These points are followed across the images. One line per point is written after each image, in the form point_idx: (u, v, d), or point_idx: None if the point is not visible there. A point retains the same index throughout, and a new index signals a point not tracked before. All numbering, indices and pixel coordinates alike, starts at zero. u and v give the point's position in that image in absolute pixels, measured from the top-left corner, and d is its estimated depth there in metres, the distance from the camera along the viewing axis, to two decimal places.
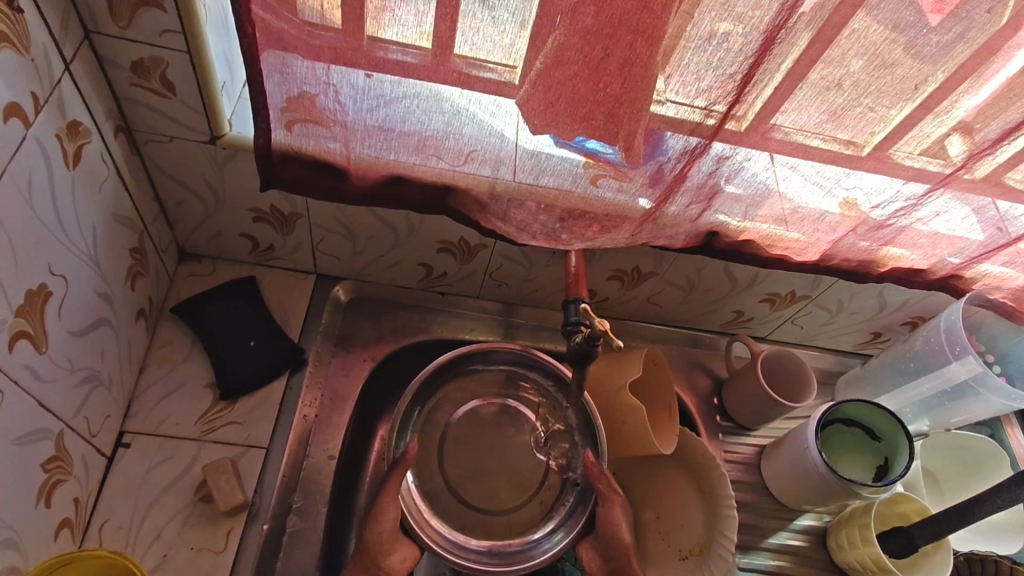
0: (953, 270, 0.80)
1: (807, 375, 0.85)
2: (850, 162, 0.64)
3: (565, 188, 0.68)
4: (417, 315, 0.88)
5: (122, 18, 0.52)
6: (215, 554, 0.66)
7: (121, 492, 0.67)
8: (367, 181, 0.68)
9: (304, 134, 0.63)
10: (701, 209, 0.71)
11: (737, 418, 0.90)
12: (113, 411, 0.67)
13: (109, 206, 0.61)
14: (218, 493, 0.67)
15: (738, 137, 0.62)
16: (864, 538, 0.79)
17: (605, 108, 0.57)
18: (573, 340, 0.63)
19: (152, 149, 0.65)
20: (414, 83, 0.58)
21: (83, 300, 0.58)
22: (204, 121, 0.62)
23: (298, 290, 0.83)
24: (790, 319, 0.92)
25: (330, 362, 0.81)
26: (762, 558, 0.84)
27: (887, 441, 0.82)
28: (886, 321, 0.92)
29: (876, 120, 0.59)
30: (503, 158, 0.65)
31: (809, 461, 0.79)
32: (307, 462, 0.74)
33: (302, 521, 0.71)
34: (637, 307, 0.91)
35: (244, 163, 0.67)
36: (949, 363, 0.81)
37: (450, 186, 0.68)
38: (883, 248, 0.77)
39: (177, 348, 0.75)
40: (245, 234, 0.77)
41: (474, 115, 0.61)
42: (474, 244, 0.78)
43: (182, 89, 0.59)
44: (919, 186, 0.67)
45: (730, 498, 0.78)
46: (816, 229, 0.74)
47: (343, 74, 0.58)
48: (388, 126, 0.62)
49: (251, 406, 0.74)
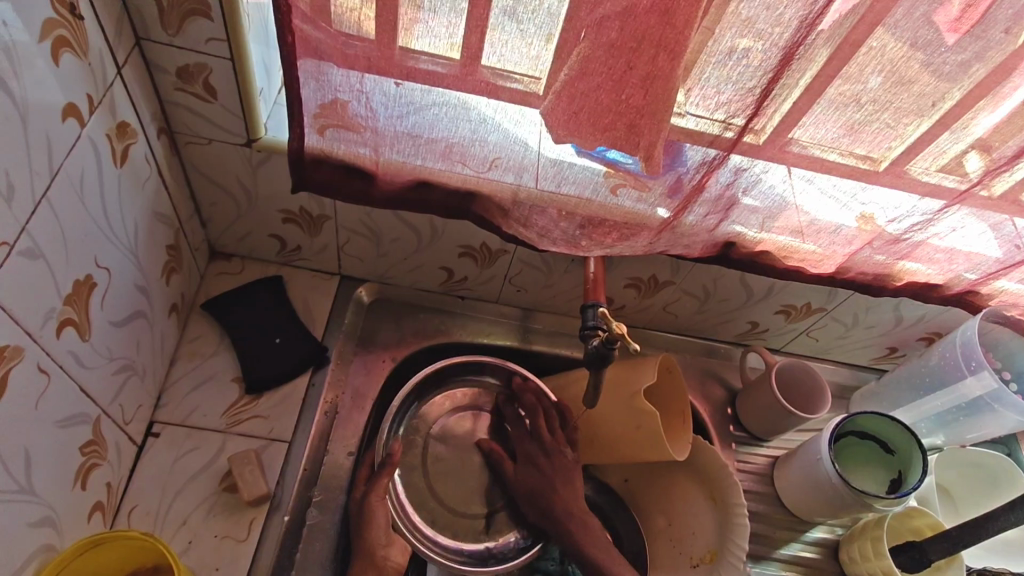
0: (968, 286, 0.80)
1: (821, 388, 0.85)
2: (867, 177, 0.65)
3: (585, 197, 0.70)
4: (436, 317, 0.90)
5: (171, 27, 0.56)
6: (238, 542, 0.68)
7: (150, 478, 0.69)
8: (394, 185, 0.70)
9: (336, 138, 0.66)
10: (719, 219, 0.73)
11: (750, 428, 0.91)
12: (145, 401, 0.70)
13: (150, 204, 0.64)
14: (242, 483, 0.69)
15: (756, 150, 0.63)
16: (877, 551, 0.79)
17: (627, 119, 0.59)
18: (589, 343, 0.64)
19: (190, 151, 0.68)
20: (443, 92, 0.61)
21: (123, 292, 0.61)
22: (242, 125, 0.65)
23: (323, 290, 0.86)
24: (805, 331, 0.93)
25: (351, 361, 0.83)
26: (773, 568, 0.84)
27: (901, 456, 0.82)
28: (902, 336, 0.93)
29: (894, 136, 0.61)
30: (526, 165, 0.67)
31: (822, 472, 0.79)
32: (327, 457, 0.76)
33: (322, 515, 0.73)
34: (652, 315, 0.92)
35: (277, 165, 0.70)
36: (964, 378, 0.81)
37: (473, 192, 0.71)
38: (899, 262, 0.77)
39: (206, 343, 0.78)
40: (275, 234, 0.80)
41: (499, 124, 0.63)
42: (495, 250, 0.80)
43: (223, 94, 0.62)
44: (935, 202, 0.68)
45: (742, 506, 0.78)
46: (832, 242, 0.75)
47: (375, 82, 0.60)
48: (416, 133, 0.65)
49: (275, 401, 0.76)
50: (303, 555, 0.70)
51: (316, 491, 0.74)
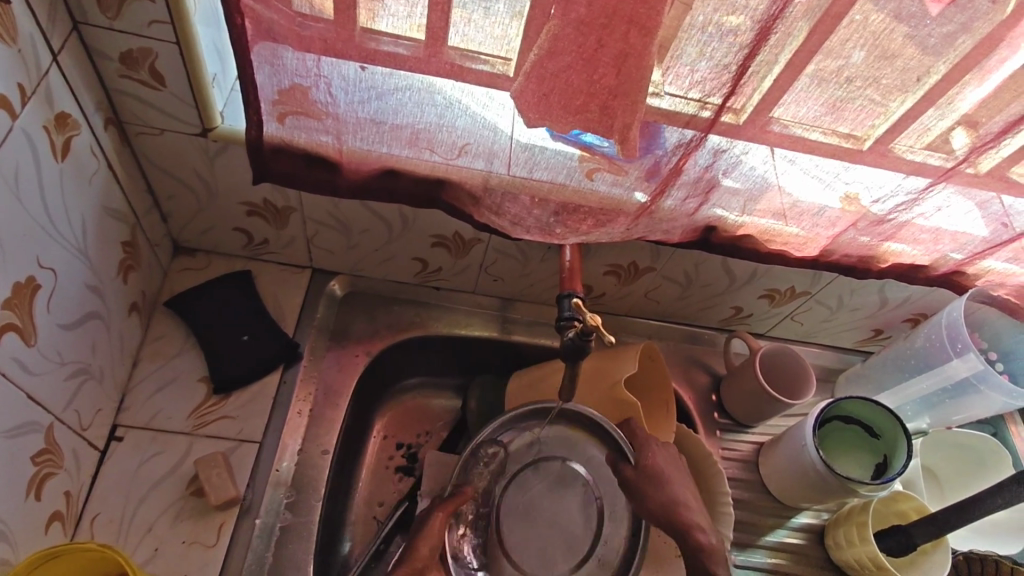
0: (954, 267, 0.78)
1: (806, 373, 0.84)
2: (849, 156, 0.63)
3: (559, 182, 0.67)
4: (412, 309, 0.87)
5: (109, 9, 0.52)
6: (207, 548, 0.66)
7: (114, 485, 0.67)
8: (360, 174, 0.67)
9: (296, 126, 0.63)
10: (698, 203, 0.70)
11: (735, 415, 0.89)
12: (105, 405, 0.67)
13: (99, 199, 0.61)
14: (209, 487, 0.67)
15: (735, 131, 0.61)
16: (862, 536, 0.78)
17: (599, 100, 0.56)
18: (566, 335, 0.62)
19: (143, 142, 0.65)
20: (406, 74, 0.58)
21: (72, 293, 0.58)
22: (195, 114, 0.61)
23: (292, 284, 0.83)
24: (790, 315, 0.91)
25: (324, 356, 0.81)
26: (758, 555, 0.83)
27: (886, 440, 0.80)
28: (887, 318, 0.91)
29: (876, 113, 0.58)
30: (497, 151, 0.64)
31: (806, 458, 0.78)
32: (300, 456, 0.74)
33: (295, 516, 0.71)
34: (634, 302, 0.90)
35: (237, 156, 0.66)
36: (950, 360, 0.80)
37: (443, 180, 0.68)
38: (883, 243, 0.76)
39: (170, 342, 0.75)
40: (239, 228, 0.77)
41: (467, 108, 0.60)
42: (469, 239, 0.78)
43: (172, 80, 0.58)
44: (919, 180, 0.66)
45: (727, 494, 0.77)
46: (814, 224, 0.73)
47: (334, 65, 0.57)
48: (381, 119, 0.62)
49: (245, 400, 0.74)
50: (276, 558, 0.68)
51: (288, 492, 0.71)
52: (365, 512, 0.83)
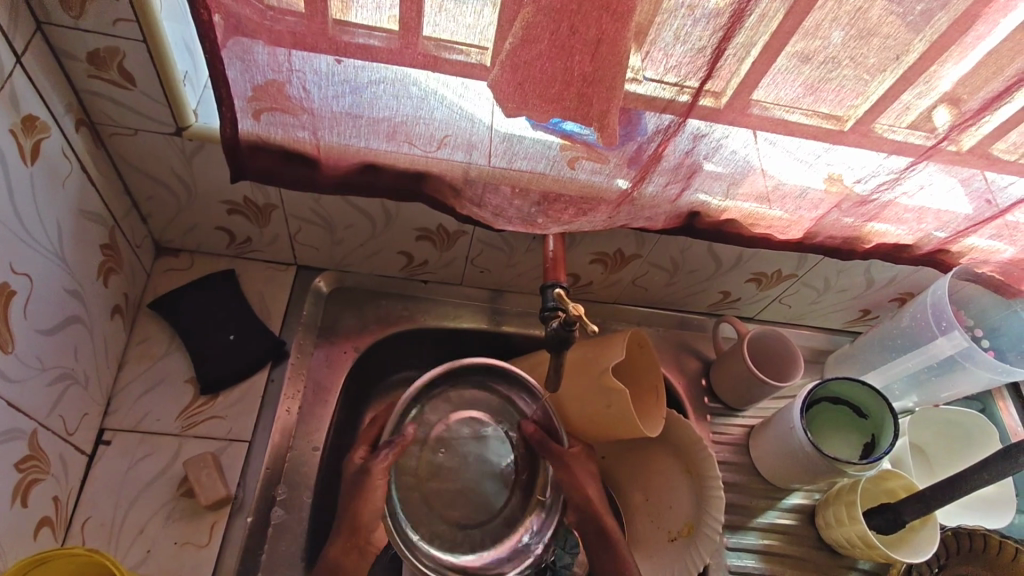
0: (939, 245, 0.78)
1: (794, 356, 0.84)
2: (831, 137, 0.63)
3: (539, 171, 0.66)
4: (399, 303, 0.87)
5: (73, 8, 0.51)
6: (198, 548, 0.66)
7: (103, 489, 0.67)
8: (340, 169, 0.67)
9: (272, 123, 0.62)
10: (680, 188, 0.70)
11: (724, 399, 0.90)
12: (91, 409, 0.67)
13: (74, 202, 0.61)
14: (199, 487, 0.67)
15: (715, 115, 0.60)
16: (851, 515, 0.78)
17: (575, 88, 0.56)
18: (550, 325, 0.62)
19: (117, 143, 0.64)
20: (380, 67, 0.57)
21: (50, 297, 0.58)
22: (168, 113, 0.61)
23: (277, 281, 0.83)
24: (778, 298, 0.92)
25: (312, 353, 0.80)
26: (750, 537, 0.83)
27: (874, 419, 0.81)
28: (874, 298, 0.91)
29: (855, 94, 0.58)
30: (476, 142, 0.63)
31: (795, 440, 0.79)
32: (291, 453, 0.74)
33: (287, 513, 0.71)
34: (622, 290, 0.90)
35: (213, 154, 0.66)
36: (934, 338, 0.81)
37: (423, 173, 0.67)
38: (868, 224, 0.75)
39: (156, 344, 0.75)
40: (221, 227, 0.76)
41: (443, 99, 0.60)
42: (453, 231, 0.77)
43: (142, 80, 0.57)
44: (901, 160, 0.65)
45: (718, 480, 0.77)
46: (798, 207, 0.72)
47: (305, 59, 0.56)
48: (356, 113, 0.61)
49: (233, 399, 0.74)
50: (269, 556, 0.68)
51: (280, 489, 0.71)
52: None
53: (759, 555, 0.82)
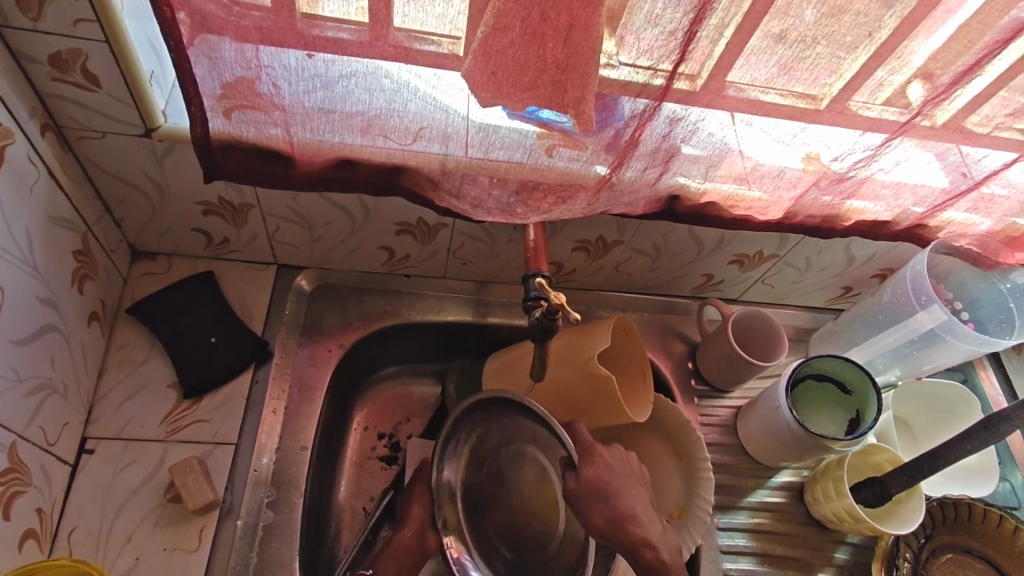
0: (916, 220, 0.79)
1: (778, 335, 0.84)
2: (807, 116, 0.63)
3: (516, 161, 0.66)
4: (383, 298, 0.86)
5: (31, 10, 0.50)
6: (188, 553, 0.65)
7: (89, 498, 0.66)
8: (315, 166, 0.66)
9: (243, 121, 0.61)
10: (659, 172, 0.70)
11: (711, 381, 0.90)
12: (72, 418, 0.66)
13: (43, 209, 0.59)
14: (185, 492, 0.66)
15: (691, 97, 0.60)
16: (839, 491, 0.79)
17: (548, 76, 0.55)
18: (533, 315, 0.61)
19: (85, 147, 0.63)
20: (351, 60, 0.56)
21: (24, 307, 0.58)
22: (136, 114, 0.59)
23: (258, 281, 0.82)
24: (760, 279, 0.92)
25: (296, 352, 0.80)
26: (741, 516, 0.84)
27: (858, 395, 0.82)
28: (855, 275, 0.92)
29: (829, 72, 0.58)
30: (452, 133, 0.63)
31: (781, 419, 0.79)
32: (279, 454, 0.73)
33: (277, 515, 0.70)
34: (606, 276, 0.90)
35: (185, 155, 0.64)
36: (915, 313, 0.81)
37: (400, 166, 0.67)
38: (846, 201, 0.76)
39: (137, 350, 0.74)
40: (198, 228, 0.75)
41: (416, 90, 0.59)
42: (433, 224, 0.77)
43: (106, 81, 0.56)
44: (877, 136, 0.66)
45: (707, 460, 0.79)
46: (776, 187, 0.73)
47: (274, 55, 0.55)
48: (329, 108, 0.60)
49: (217, 403, 0.73)
50: (260, 558, 0.68)
51: (268, 491, 0.71)
52: (350, 506, 0.83)
53: (750, 533, 0.83)
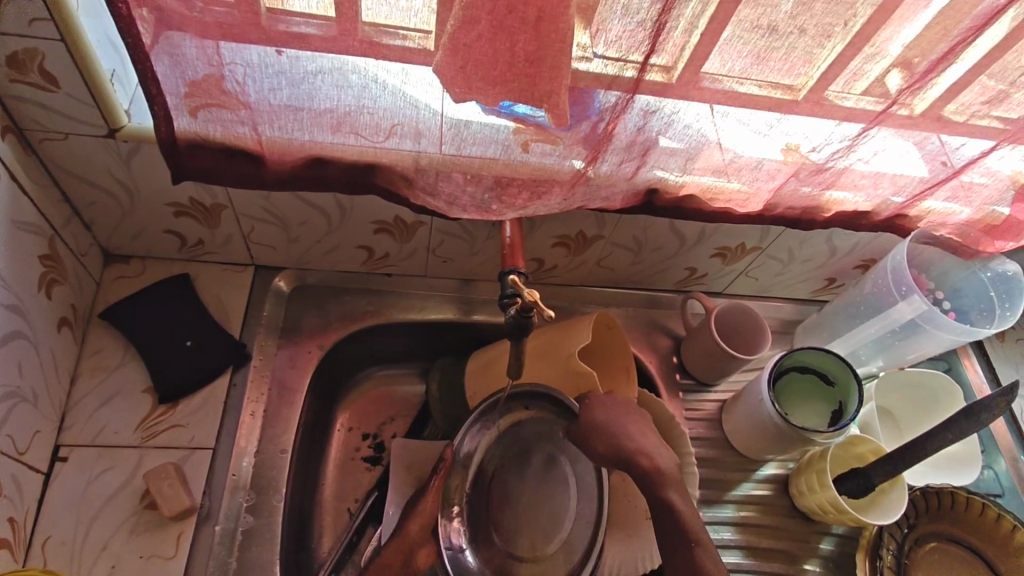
0: (897, 210, 0.79)
1: (761, 327, 0.84)
2: (783, 107, 0.62)
3: (489, 157, 0.65)
4: (363, 298, 0.85)
5: None
6: (165, 560, 0.65)
7: (63, 507, 0.65)
8: (286, 164, 0.65)
9: (209, 119, 0.59)
10: (636, 166, 0.69)
11: (695, 374, 0.90)
12: (43, 426, 0.65)
13: (6, 213, 0.58)
14: (161, 499, 0.65)
15: (665, 89, 0.59)
16: (822, 482, 0.79)
17: (517, 69, 0.54)
18: (509, 313, 0.60)
19: (49, 149, 0.61)
20: (317, 56, 0.55)
21: None
22: (98, 114, 0.58)
23: (234, 283, 0.80)
24: (743, 271, 0.92)
25: (275, 354, 0.79)
26: (727, 510, 0.84)
27: (841, 386, 0.81)
28: (838, 266, 0.92)
29: (804, 62, 0.57)
30: (424, 129, 0.62)
31: (764, 412, 0.79)
32: (258, 458, 0.72)
33: (256, 519, 0.69)
34: (588, 271, 0.90)
35: (152, 155, 0.63)
36: (896, 304, 0.81)
37: (373, 164, 0.66)
38: (825, 192, 0.75)
39: (111, 355, 0.73)
40: (171, 230, 0.74)
41: (385, 86, 0.58)
42: (410, 222, 0.76)
43: (67, 81, 0.55)
44: (853, 126, 0.65)
45: (691, 454, 0.79)
46: (754, 178, 0.72)
47: (236, 51, 0.54)
48: (297, 105, 0.59)
49: (193, 408, 0.72)
50: (239, 562, 0.67)
51: (247, 496, 0.70)
52: (333, 507, 0.82)
53: (735, 527, 0.83)
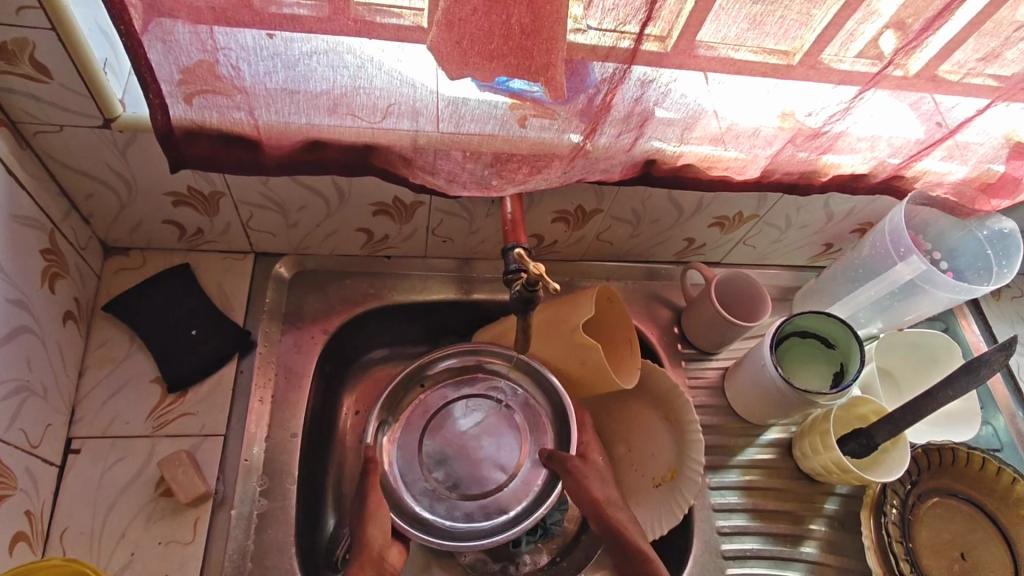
0: (893, 172, 0.79)
1: (760, 293, 0.85)
2: (781, 73, 0.62)
3: (487, 133, 0.65)
4: (365, 281, 0.85)
5: None
6: (183, 545, 0.66)
7: (78, 498, 0.66)
8: (283, 148, 0.64)
9: (205, 106, 0.59)
10: (634, 137, 0.69)
11: (697, 344, 0.91)
12: (54, 419, 0.66)
13: (4, 207, 0.58)
14: (176, 486, 0.66)
15: (662, 58, 0.59)
16: (825, 444, 0.81)
17: (514, 42, 0.54)
18: (514, 288, 0.60)
19: (43, 141, 0.61)
20: (312, 37, 0.54)
21: None
22: (91, 103, 0.58)
23: (236, 271, 0.80)
24: (742, 240, 0.92)
25: (280, 340, 0.79)
26: (732, 475, 0.85)
27: (841, 349, 0.82)
28: (836, 231, 0.93)
29: (801, 25, 0.57)
30: (421, 108, 0.62)
31: (766, 377, 0.80)
32: (269, 442, 0.73)
33: (270, 502, 0.70)
34: (587, 246, 0.90)
35: (147, 145, 0.63)
36: (894, 265, 0.82)
37: (371, 145, 0.65)
38: (822, 157, 0.75)
39: (116, 347, 0.73)
40: (169, 220, 0.74)
41: (381, 65, 0.57)
42: (410, 202, 0.76)
43: (58, 70, 0.54)
44: (849, 90, 0.65)
45: (696, 422, 0.81)
46: (752, 145, 0.72)
47: (230, 35, 0.53)
48: (292, 88, 0.58)
49: (202, 395, 0.73)
50: (257, 545, 0.68)
51: (260, 480, 0.71)
52: (345, 488, 0.83)
53: (740, 491, 0.84)
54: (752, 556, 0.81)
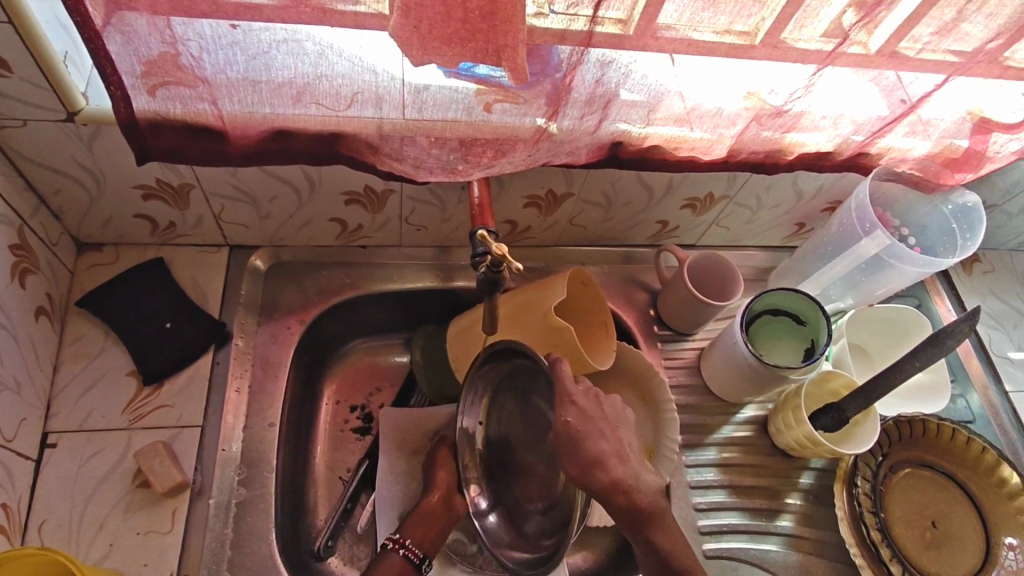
0: (858, 149, 0.80)
1: (732, 272, 0.86)
2: (742, 53, 0.63)
3: (451, 118, 0.65)
4: (340, 271, 0.86)
5: None
6: (163, 535, 0.66)
7: (55, 491, 0.66)
8: (249, 139, 0.65)
9: (168, 97, 0.59)
10: (598, 119, 0.69)
11: (673, 325, 0.92)
12: (29, 414, 0.66)
13: None
14: (153, 476, 0.67)
15: (622, 40, 0.60)
16: (797, 418, 0.82)
17: (471, 25, 0.54)
18: (480, 271, 0.61)
19: (7, 136, 0.61)
20: (271, 25, 0.55)
21: None
22: (53, 97, 0.58)
23: (210, 264, 0.81)
24: (714, 221, 0.93)
25: (256, 332, 0.79)
26: (709, 453, 0.87)
27: (812, 325, 0.83)
28: (807, 210, 0.94)
29: (757, 5, 0.58)
30: (384, 95, 0.62)
31: (739, 354, 0.81)
32: (247, 432, 0.74)
33: (248, 491, 0.71)
34: (561, 231, 0.91)
35: (112, 138, 0.63)
36: (860, 241, 0.83)
37: (337, 133, 0.66)
38: (786, 136, 0.76)
39: (91, 342, 0.73)
40: (140, 215, 0.74)
41: (341, 52, 0.58)
42: (381, 191, 0.76)
43: (16, 64, 0.54)
44: (807, 68, 0.66)
45: (672, 402, 0.83)
46: (716, 124, 0.73)
47: (188, 24, 0.53)
48: (253, 77, 0.59)
49: (179, 387, 0.73)
50: (236, 533, 0.69)
51: (239, 470, 0.72)
52: (326, 476, 0.84)
53: (717, 468, 0.86)
54: (728, 531, 0.82)
